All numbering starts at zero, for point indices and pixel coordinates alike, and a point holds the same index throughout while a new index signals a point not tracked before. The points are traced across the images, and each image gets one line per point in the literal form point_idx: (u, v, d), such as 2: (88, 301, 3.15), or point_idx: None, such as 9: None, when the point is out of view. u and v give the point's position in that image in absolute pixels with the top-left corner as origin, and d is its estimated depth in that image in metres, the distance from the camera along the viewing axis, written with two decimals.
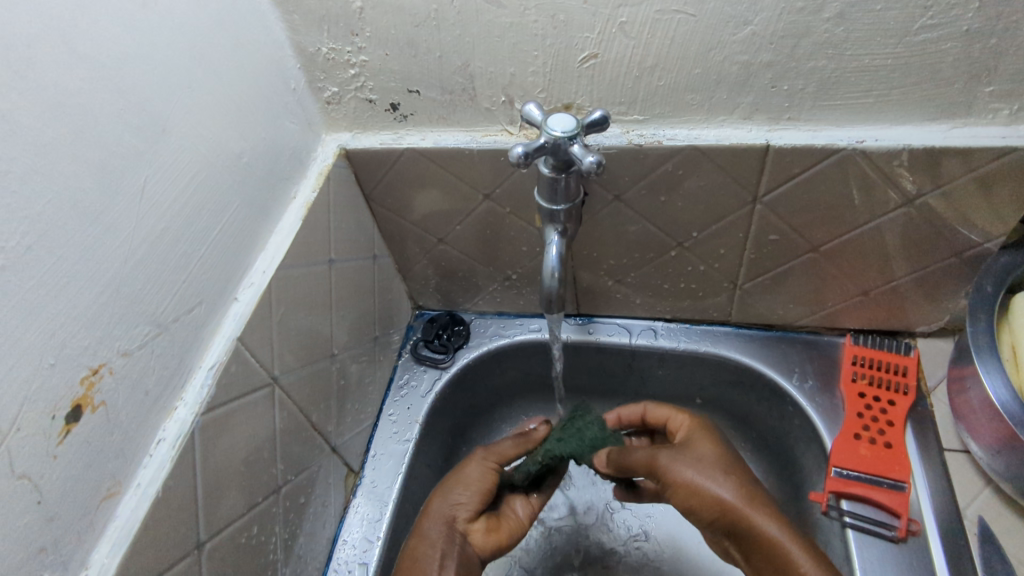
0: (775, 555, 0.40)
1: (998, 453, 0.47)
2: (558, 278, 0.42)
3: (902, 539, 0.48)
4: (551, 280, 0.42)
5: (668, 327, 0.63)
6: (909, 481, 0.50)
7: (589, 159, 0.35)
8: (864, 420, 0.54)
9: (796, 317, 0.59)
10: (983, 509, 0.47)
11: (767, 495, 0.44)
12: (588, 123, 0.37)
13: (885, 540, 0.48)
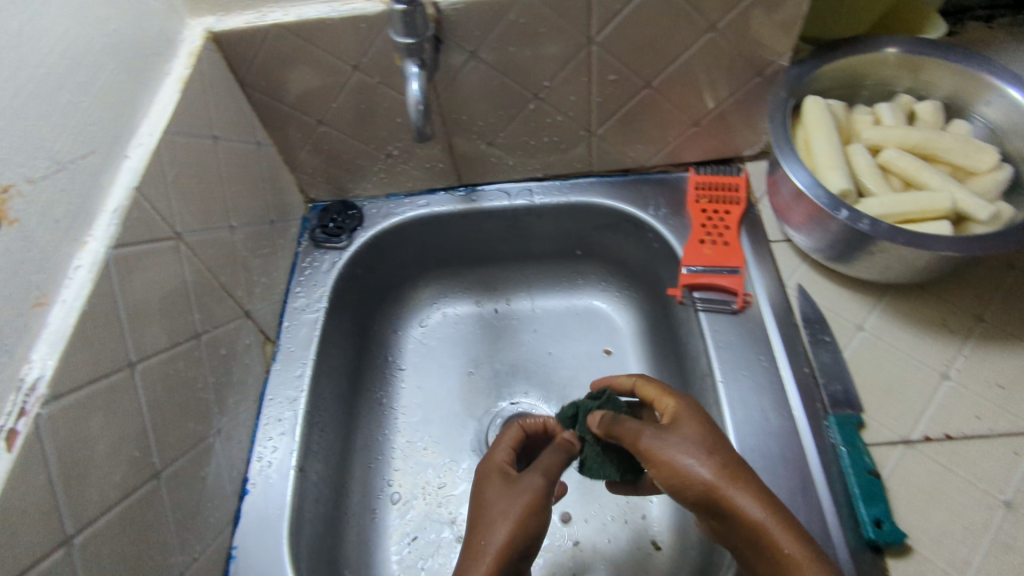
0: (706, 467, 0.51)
1: (812, 224, 0.57)
2: (422, 109, 0.46)
3: (740, 311, 0.59)
4: (417, 113, 0.46)
5: (542, 185, 0.71)
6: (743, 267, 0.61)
7: None
8: (707, 228, 0.64)
9: (647, 158, 0.68)
10: (802, 278, 0.61)
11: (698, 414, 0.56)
12: None
13: (727, 314, 0.60)
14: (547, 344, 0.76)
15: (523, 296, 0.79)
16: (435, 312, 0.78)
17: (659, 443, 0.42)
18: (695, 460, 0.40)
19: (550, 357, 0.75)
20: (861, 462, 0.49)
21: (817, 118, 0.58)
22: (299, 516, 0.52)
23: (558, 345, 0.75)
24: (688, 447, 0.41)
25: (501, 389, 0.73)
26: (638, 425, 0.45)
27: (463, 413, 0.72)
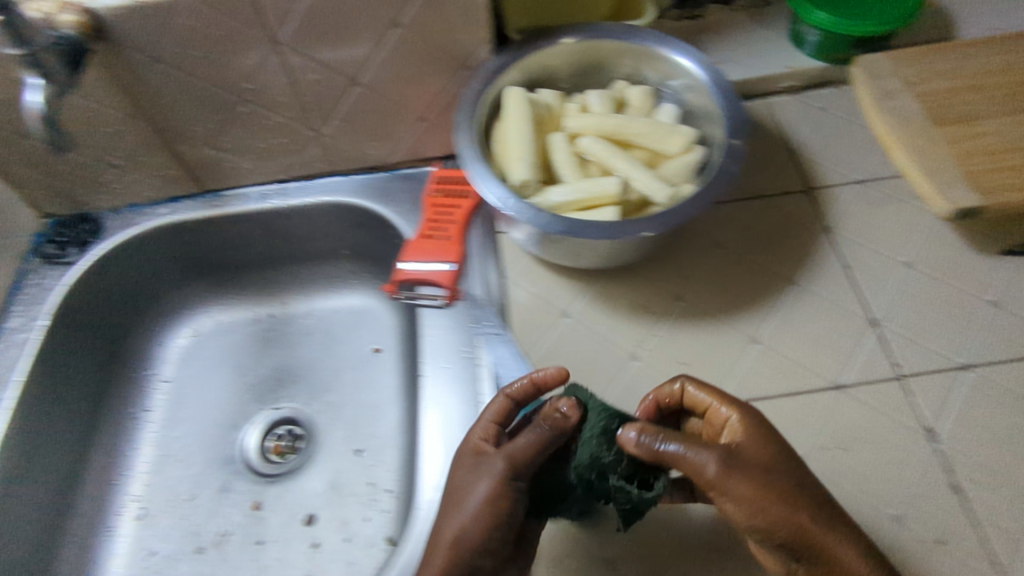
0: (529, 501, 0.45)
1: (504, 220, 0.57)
2: (42, 118, 0.47)
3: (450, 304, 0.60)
4: (39, 123, 0.47)
5: (289, 187, 0.70)
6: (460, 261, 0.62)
7: None
8: (433, 223, 0.64)
9: (387, 153, 0.68)
10: (520, 269, 0.62)
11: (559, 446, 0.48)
12: None
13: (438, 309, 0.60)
14: (318, 347, 0.76)
15: (298, 298, 0.78)
16: (204, 320, 0.76)
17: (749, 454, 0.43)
18: (780, 478, 0.42)
19: (318, 360, 0.75)
20: (533, 444, 0.51)
21: (512, 111, 0.57)
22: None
23: (327, 346, 0.76)
24: (780, 478, 0.42)
25: (268, 395, 0.73)
26: (675, 442, 0.42)
27: (226, 422, 0.72)
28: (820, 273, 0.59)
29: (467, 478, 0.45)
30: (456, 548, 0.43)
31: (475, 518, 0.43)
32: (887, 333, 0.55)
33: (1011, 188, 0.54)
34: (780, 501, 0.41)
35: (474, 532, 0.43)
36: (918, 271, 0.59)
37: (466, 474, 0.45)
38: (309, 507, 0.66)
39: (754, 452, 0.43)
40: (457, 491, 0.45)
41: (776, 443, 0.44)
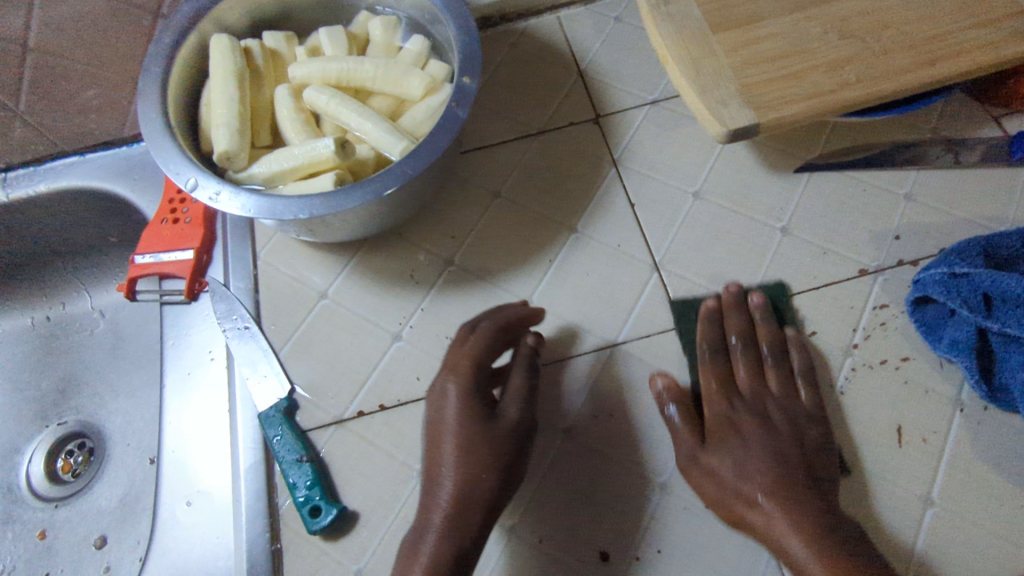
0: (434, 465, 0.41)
1: None
2: None
3: (191, 299, 0.54)
4: None
5: (14, 175, 0.60)
6: (199, 246, 0.54)
7: None
8: (172, 204, 0.56)
9: (117, 124, 0.59)
10: (275, 246, 0.54)
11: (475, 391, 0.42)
12: None
13: (179, 304, 0.54)
14: (102, 347, 0.68)
15: (76, 295, 0.70)
16: None
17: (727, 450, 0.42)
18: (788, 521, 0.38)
19: (105, 361, 0.68)
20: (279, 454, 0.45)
21: (220, 66, 0.48)
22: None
23: (114, 344, 0.68)
24: (787, 524, 0.37)
25: (52, 409, 0.66)
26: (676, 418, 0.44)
27: (6, 446, 0.64)
28: (602, 216, 0.53)
29: (445, 449, 0.40)
30: (462, 510, 0.38)
31: (491, 460, 0.39)
32: (668, 277, 0.50)
33: (787, 101, 0.49)
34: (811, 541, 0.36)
35: (478, 482, 0.39)
36: (707, 202, 0.53)
37: (476, 425, 0.40)
38: (99, 528, 0.60)
39: (777, 409, 0.43)
40: (468, 447, 0.39)
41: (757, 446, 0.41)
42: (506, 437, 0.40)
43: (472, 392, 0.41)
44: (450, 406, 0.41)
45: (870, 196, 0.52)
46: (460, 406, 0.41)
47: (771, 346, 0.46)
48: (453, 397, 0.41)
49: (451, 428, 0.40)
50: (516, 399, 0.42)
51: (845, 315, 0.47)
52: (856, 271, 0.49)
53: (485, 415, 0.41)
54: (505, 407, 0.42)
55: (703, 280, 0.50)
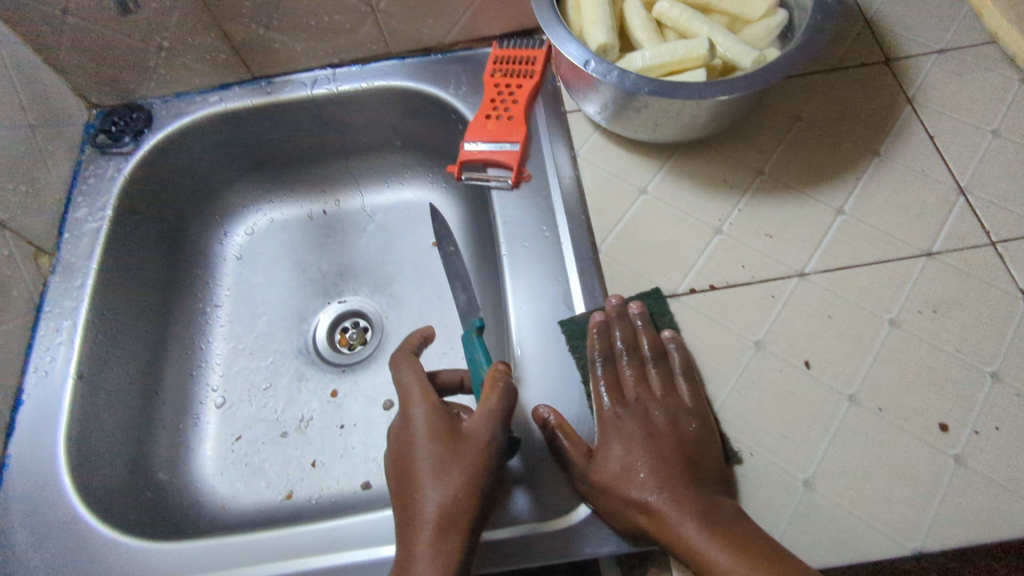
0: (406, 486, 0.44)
1: (587, 97, 0.56)
2: None
3: (516, 186, 0.59)
4: None
5: (342, 72, 0.67)
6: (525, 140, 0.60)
7: None
8: (495, 103, 0.62)
9: (441, 33, 0.65)
10: (592, 146, 0.60)
11: (438, 419, 0.46)
12: None
13: (505, 189, 0.60)
14: (374, 241, 0.75)
15: (351, 193, 0.76)
16: (255, 219, 0.75)
17: (666, 528, 0.41)
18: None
19: (378, 255, 0.74)
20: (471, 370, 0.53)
21: None
22: (90, 434, 0.54)
23: (386, 240, 0.75)
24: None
25: (332, 290, 0.73)
26: (567, 441, 0.47)
27: (294, 316, 0.71)
28: (903, 145, 0.57)
29: (420, 473, 0.44)
30: (449, 513, 0.42)
31: (463, 478, 0.43)
32: (976, 201, 0.54)
33: None
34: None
35: (459, 499, 0.42)
36: (1006, 140, 0.57)
37: (448, 447, 0.44)
38: (384, 393, 0.66)
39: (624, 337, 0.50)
40: (442, 464, 0.43)
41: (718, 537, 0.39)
42: (478, 447, 0.44)
43: (437, 416, 0.46)
44: (427, 429, 0.45)
45: None
46: (429, 427, 0.46)
47: (652, 349, 0.49)
48: (427, 420, 0.46)
49: (422, 455, 0.44)
50: (483, 412, 0.46)
51: None
52: None
53: (455, 435, 0.45)
54: (471, 421, 0.46)
55: (1011, 207, 0.53)
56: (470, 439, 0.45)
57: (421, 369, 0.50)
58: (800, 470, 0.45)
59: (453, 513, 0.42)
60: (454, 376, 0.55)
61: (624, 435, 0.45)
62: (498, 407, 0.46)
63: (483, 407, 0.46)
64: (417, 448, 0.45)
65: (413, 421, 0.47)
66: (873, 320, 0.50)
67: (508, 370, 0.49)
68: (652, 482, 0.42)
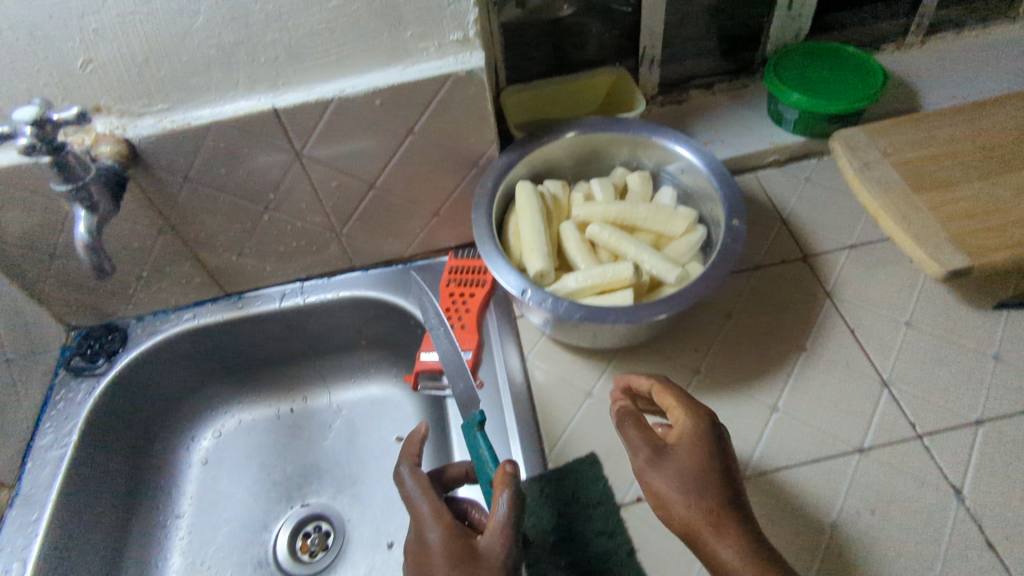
0: None
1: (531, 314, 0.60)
2: (88, 247, 0.48)
3: None
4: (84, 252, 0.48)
5: (309, 285, 0.73)
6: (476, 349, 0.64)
7: (21, 142, 0.43)
8: (449, 313, 0.66)
9: (401, 248, 0.71)
10: (540, 351, 0.64)
11: (450, 538, 0.45)
12: (42, 110, 0.43)
13: None
14: (340, 437, 0.76)
15: (320, 390, 0.79)
16: (223, 420, 0.77)
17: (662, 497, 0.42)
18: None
19: (343, 452, 0.75)
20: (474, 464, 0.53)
21: (526, 205, 0.61)
22: None
23: (352, 436, 0.76)
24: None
25: (296, 491, 0.73)
26: (642, 443, 0.44)
27: (257, 523, 0.71)
28: (827, 338, 0.62)
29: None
30: None
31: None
32: (900, 393, 0.57)
33: (996, 248, 0.59)
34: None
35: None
36: (920, 330, 0.61)
37: (466, 567, 0.43)
38: None
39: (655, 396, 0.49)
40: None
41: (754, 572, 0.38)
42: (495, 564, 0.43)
43: (453, 540, 0.45)
44: (438, 549, 0.44)
45: None
46: (445, 550, 0.44)
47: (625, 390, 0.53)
48: (437, 538, 0.45)
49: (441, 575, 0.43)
50: (497, 530, 0.44)
51: None
52: None
53: (468, 552, 0.43)
54: (487, 538, 0.44)
55: (932, 398, 0.57)
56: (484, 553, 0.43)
57: (424, 482, 0.50)
58: None
59: None
60: (460, 471, 0.55)
61: (672, 470, 0.42)
62: (510, 517, 0.45)
63: (495, 522, 0.45)
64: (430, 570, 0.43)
65: (423, 537, 0.46)
66: (816, 523, 0.51)
67: (516, 470, 0.47)
68: (666, 478, 0.42)
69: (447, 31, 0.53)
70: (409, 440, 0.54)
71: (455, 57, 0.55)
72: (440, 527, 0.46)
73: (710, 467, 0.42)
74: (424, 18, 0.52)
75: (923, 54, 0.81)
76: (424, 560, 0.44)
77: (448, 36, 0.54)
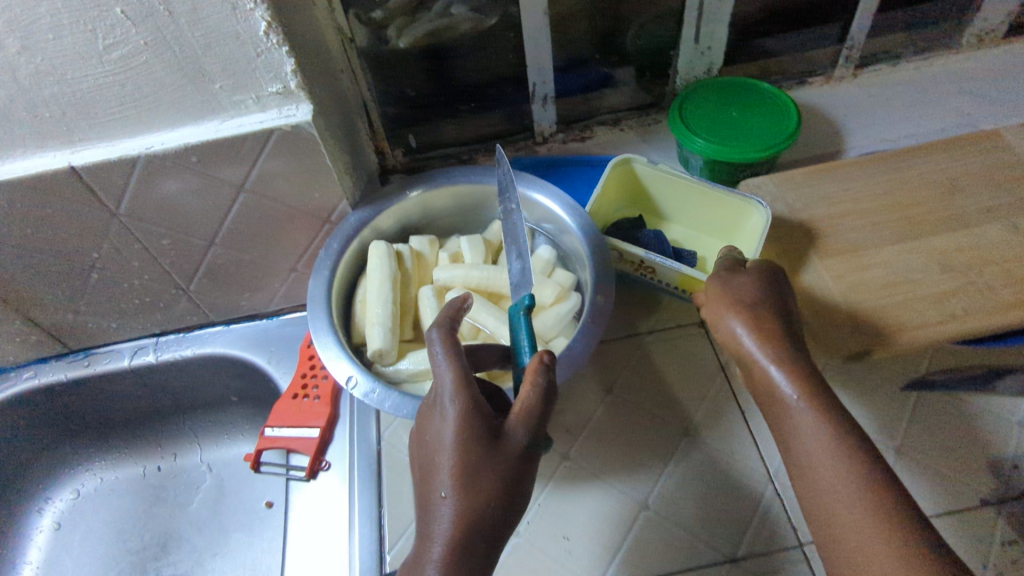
0: (425, 474, 0.39)
1: None
2: None
3: (310, 477, 0.57)
4: None
5: (164, 340, 0.66)
6: (325, 426, 0.58)
7: None
8: (305, 381, 0.60)
9: (263, 302, 0.65)
10: (398, 428, 0.57)
11: (476, 416, 0.38)
12: None
13: (300, 479, 0.57)
14: (205, 502, 0.70)
15: (188, 449, 0.73)
16: (78, 482, 0.71)
17: (787, 425, 0.43)
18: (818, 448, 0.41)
19: (203, 520, 0.69)
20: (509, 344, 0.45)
21: (376, 271, 0.54)
22: None
23: (218, 500, 0.70)
24: (845, 496, 0.38)
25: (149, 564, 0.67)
26: (753, 342, 0.46)
27: None
28: (713, 421, 0.55)
29: (445, 473, 0.38)
30: (468, 531, 0.37)
31: (495, 486, 0.37)
32: (786, 491, 0.51)
33: (901, 329, 0.52)
34: (854, 470, 0.39)
35: (487, 510, 0.37)
36: None
37: (479, 450, 0.38)
38: None
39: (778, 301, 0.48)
40: (473, 471, 0.37)
41: (835, 466, 0.39)
42: (509, 463, 0.38)
43: (474, 418, 0.38)
44: (451, 429, 0.38)
45: (980, 421, 0.53)
46: (460, 428, 0.38)
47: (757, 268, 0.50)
48: (453, 421, 0.38)
49: (449, 454, 0.38)
50: (529, 421, 0.38)
51: (974, 546, 0.47)
52: (978, 499, 0.49)
53: (488, 438, 0.38)
54: (512, 427, 0.38)
55: None
56: (500, 449, 0.38)
57: (459, 347, 0.41)
58: None
59: (479, 529, 0.37)
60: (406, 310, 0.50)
61: (759, 315, 0.47)
62: (541, 406, 0.39)
63: (523, 404, 0.39)
64: (439, 443, 0.39)
65: (437, 408, 0.40)
66: None
67: (552, 363, 0.39)
68: (801, 407, 0.42)
69: (262, 83, 0.47)
70: (440, 309, 0.44)
71: (280, 110, 0.49)
72: (474, 394, 0.39)
73: (771, 313, 0.47)
74: (230, 69, 0.46)
75: (855, 88, 0.74)
76: (429, 437, 0.39)
77: (266, 88, 0.48)
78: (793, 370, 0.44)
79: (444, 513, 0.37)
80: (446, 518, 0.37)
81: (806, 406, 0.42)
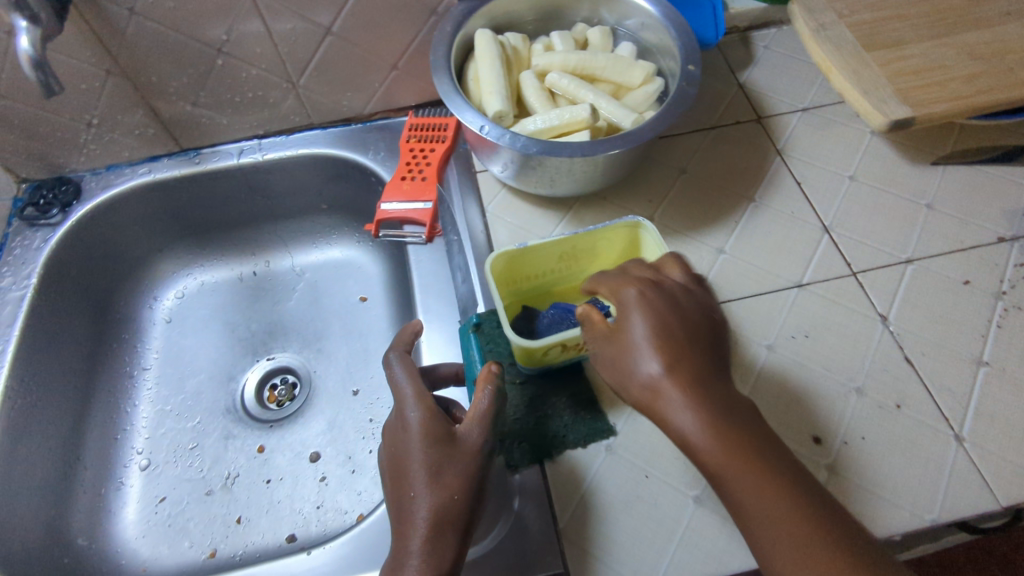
0: (397, 475, 0.44)
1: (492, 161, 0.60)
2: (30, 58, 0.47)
3: (428, 241, 0.66)
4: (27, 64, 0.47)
5: (266, 142, 0.72)
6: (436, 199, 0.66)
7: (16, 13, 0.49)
8: (410, 166, 0.67)
9: (360, 104, 0.71)
10: (499, 202, 0.65)
11: (437, 419, 0.44)
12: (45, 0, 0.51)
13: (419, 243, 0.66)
14: (304, 298, 0.77)
15: (281, 255, 0.79)
16: (181, 283, 0.77)
17: (676, 431, 0.37)
18: (701, 443, 0.37)
19: (307, 312, 0.77)
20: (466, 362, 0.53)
21: (485, 49, 0.60)
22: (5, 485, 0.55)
23: (316, 294, 0.77)
24: (787, 546, 0.34)
25: (262, 348, 0.75)
26: (657, 369, 0.38)
27: (221, 376, 0.73)
28: (773, 189, 0.64)
29: (414, 473, 0.42)
30: (440, 524, 0.41)
31: (459, 480, 0.42)
32: (838, 237, 0.61)
33: (938, 100, 0.61)
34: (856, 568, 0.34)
35: (450, 502, 0.41)
36: (861, 183, 0.65)
37: (440, 449, 0.43)
38: (312, 446, 0.68)
39: (706, 333, 0.40)
40: (437, 467, 0.42)
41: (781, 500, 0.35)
42: (472, 457, 0.43)
43: (435, 421, 0.44)
44: (419, 424, 0.44)
45: (997, 185, 0.63)
46: (424, 431, 0.44)
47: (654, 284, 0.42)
48: (418, 422, 0.44)
49: (416, 455, 0.43)
50: (481, 420, 0.44)
51: (992, 271, 0.58)
52: (995, 238, 0.60)
53: (444, 435, 0.43)
54: (469, 427, 0.44)
55: (866, 240, 0.61)
56: (474, 444, 0.43)
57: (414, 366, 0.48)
58: (690, 488, 0.48)
59: (449, 524, 0.41)
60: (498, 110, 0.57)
61: (662, 346, 0.39)
62: (490, 411, 0.45)
63: (475, 411, 0.45)
64: (405, 447, 0.44)
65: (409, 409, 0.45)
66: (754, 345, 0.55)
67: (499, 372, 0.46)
68: (702, 425, 0.37)
69: None
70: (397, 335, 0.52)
71: None
72: (429, 404, 0.45)
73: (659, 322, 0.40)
74: None
75: None
76: (402, 438, 0.44)
77: None
78: (694, 381, 0.38)
79: (420, 504, 0.41)
80: (427, 508, 0.41)
81: (733, 438, 0.36)
